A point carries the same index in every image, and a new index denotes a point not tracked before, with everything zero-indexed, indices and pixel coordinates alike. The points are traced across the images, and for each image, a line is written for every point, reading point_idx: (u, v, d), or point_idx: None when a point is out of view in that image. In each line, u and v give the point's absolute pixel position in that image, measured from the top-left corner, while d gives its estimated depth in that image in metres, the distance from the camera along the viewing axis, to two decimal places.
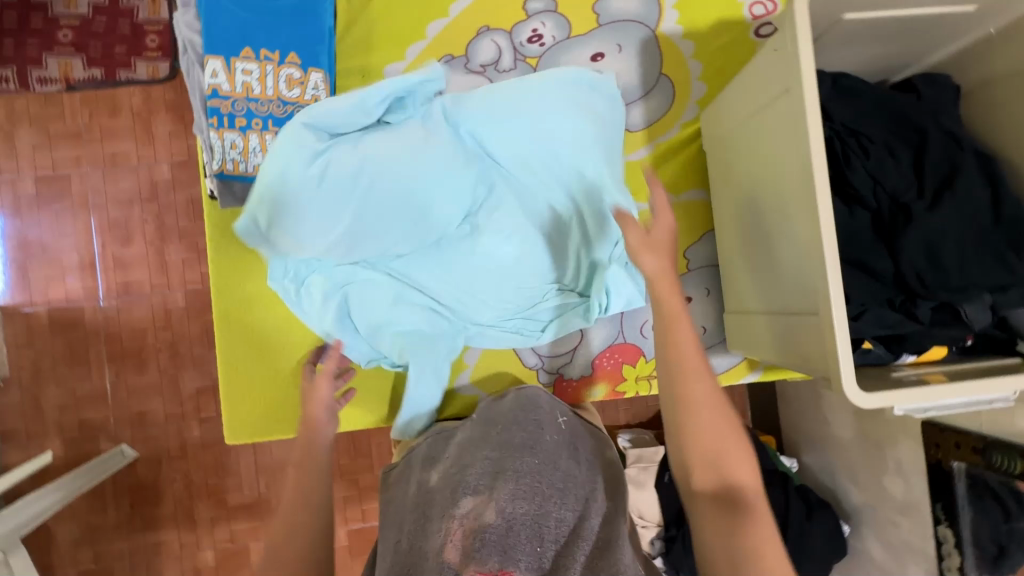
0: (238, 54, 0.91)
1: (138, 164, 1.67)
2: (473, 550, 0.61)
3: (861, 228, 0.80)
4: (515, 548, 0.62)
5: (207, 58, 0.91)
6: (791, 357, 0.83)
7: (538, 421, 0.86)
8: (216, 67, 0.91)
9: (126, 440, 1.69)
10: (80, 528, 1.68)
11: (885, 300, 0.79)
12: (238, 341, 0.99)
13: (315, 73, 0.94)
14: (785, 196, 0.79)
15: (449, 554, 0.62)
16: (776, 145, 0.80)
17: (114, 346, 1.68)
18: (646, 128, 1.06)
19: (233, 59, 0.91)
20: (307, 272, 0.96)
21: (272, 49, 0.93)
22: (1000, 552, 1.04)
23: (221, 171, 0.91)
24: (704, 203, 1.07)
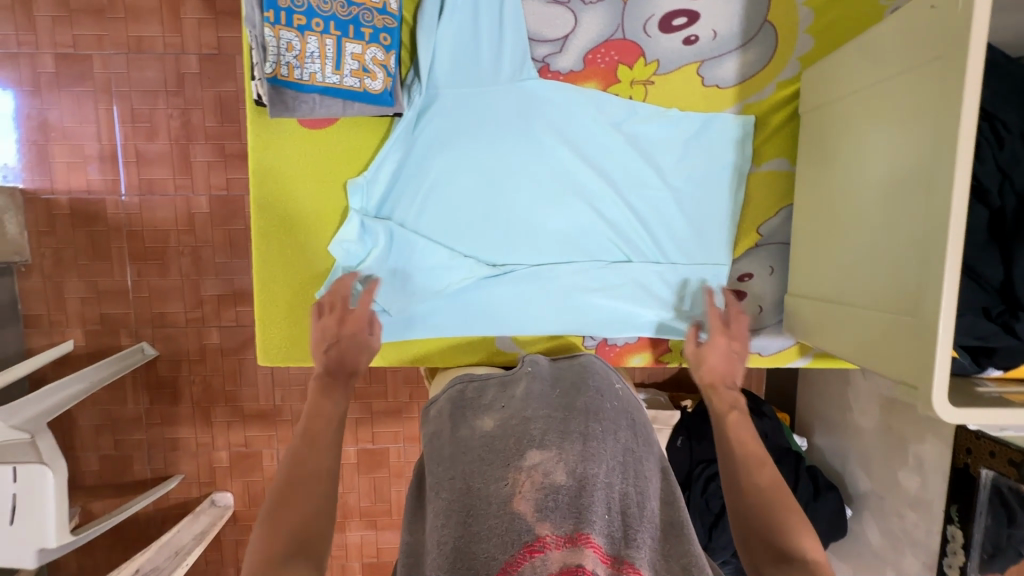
0: None
1: (164, 52, 1.56)
2: (546, 508, 0.63)
3: (976, 226, 0.72)
4: (588, 510, 0.63)
5: None
6: (865, 354, 0.78)
7: (599, 382, 0.84)
8: None
9: (146, 338, 1.70)
10: (101, 415, 1.73)
11: (982, 308, 0.73)
12: (278, 263, 0.95)
13: None
14: (906, 184, 0.71)
15: (521, 505, 0.63)
16: (909, 122, 0.71)
17: (136, 245, 1.65)
18: (738, 85, 0.94)
19: None
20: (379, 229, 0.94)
21: None
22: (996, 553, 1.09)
23: (273, 75, 0.79)
24: (786, 176, 0.98)
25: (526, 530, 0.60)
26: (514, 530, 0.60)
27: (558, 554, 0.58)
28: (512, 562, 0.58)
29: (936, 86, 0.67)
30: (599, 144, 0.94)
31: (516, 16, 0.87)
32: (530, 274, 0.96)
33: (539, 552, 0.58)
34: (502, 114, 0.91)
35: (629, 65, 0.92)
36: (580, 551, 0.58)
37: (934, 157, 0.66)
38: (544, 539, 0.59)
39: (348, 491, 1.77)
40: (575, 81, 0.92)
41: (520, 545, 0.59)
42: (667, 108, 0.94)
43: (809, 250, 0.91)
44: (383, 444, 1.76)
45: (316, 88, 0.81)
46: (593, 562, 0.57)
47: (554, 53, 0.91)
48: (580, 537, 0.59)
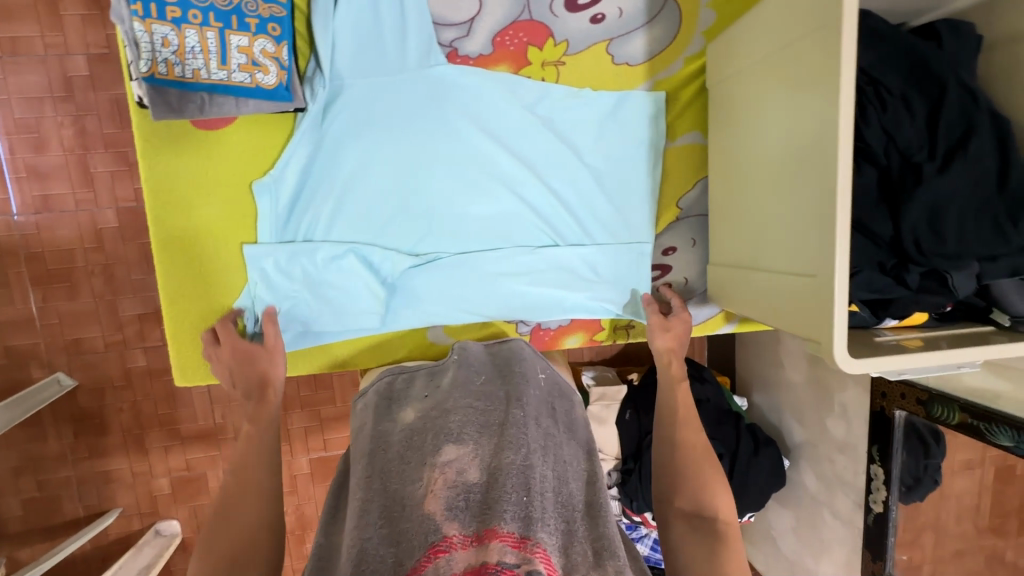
0: None
1: (45, 54, 1.41)
2: (456, 506, 0.61)
3: (867, 186, 0.77)
4: (500, 500, 0.61)
5: None
6: (777, 316, 0.82)
7: (524, 371, 0.86)
8: None
9: (62, 368, 1.57)
10: (19, 456, 1.59)
11: (877, 263, 0.78)
12: (186, 277, 0.89)
13: None
14: (801, 151, 0.75)
15: (431, 504, 0.61)
16: (799, 91, 0.74)
17: (38, 268, 1.51)
18: (647, 62, 0.95)
19: None
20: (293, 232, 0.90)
21: None
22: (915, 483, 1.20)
23: (150, 74, 0.72)
24: (700, 149, 1.00)
25: (433, 528, 0.58)
26: (423, 530, 0.58)
27: (464, 555, 0.55)
28: (416, 565, 0.55)
29: (819, 55, 0.70)
30: (516, 130, 0.93)
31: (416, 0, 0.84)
32: (457, 266, 0.94)
33: (444, 553, 0.55)
34: (413, 105, 0.88)
35: (539, 46, 0.91)
36: (487, 547, 0.55)
37: (822, 124, 0.70)
38: (450, 537, 0.57)
39: (304, 502, 1.72)
40: (485, 65, 0.90)
41: (426, 547, 0.56)
42: (580, 88, 0.94)
43: (725, 220, 0.95)
44: (336, 451, 1.71)
45: (202, 86, 0.74)
46: (500, 554, 0.54)
47: (461, 37, 0.88)
48: (488, 533, 0.57)
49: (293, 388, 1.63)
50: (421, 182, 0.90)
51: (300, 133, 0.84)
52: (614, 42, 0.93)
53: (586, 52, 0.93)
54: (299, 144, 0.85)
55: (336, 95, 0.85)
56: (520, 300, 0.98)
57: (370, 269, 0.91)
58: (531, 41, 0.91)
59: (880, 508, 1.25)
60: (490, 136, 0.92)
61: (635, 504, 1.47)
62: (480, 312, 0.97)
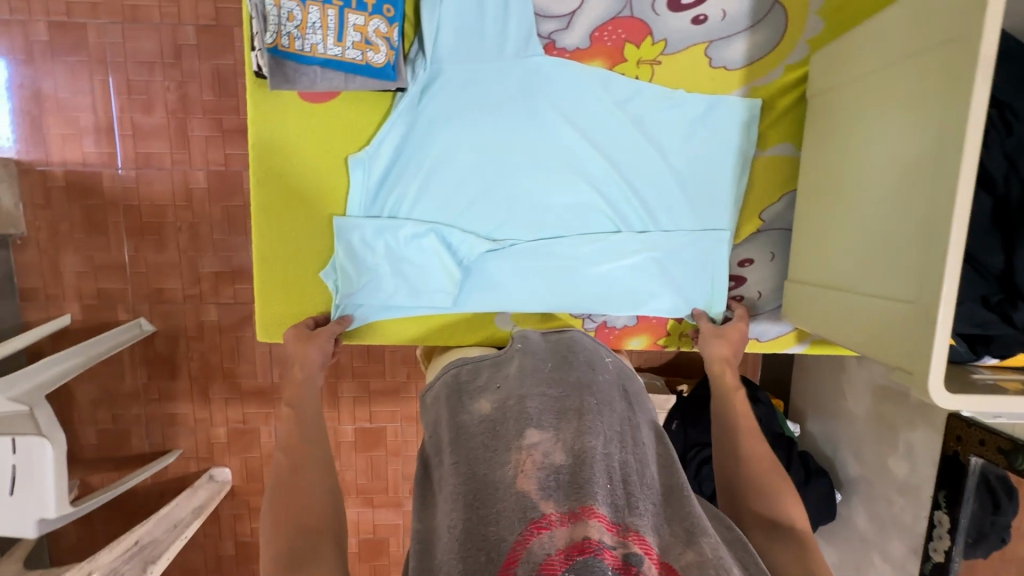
0: None
1: (160, 23, 1.53)
2: (549, 487, 0.64)
3: (979, 215, 0.72)
4: (591, 482, 0.64)
5: None
6: (865, 340, 0.79)
7: (590, 357, 0.87)
8: None
9: (144, 314, 1.69)
10: (99, 390, 1.74)
11: (980, 296, 0.73)
12: (277, 238, 0.94)
13: None
14: (913, 170, 0.71)
15: (525, 484, 0.64)
16: (919, 107, 0.70)
17: (133, 219, 1.63)
18: (746, 67, 0.94)
19: None
20: (382, 207, 0.93)
21: None
22: (979, 536, 1.13)
23: (274, 46, 0.76)
24: (791, 161, 0.97)
25: (531, 508, 0.61)
26: (520, 508, 0.61)
27: (563, 532, 0.59)
28: (519, 540, 0.59)
29: (949, 70, 0.66)
30: (605, 125, 0.93)
31: None
32: (533, 255, 0.96)
33: (545, 529, 0.59)
34: (508, 92, 0.89)
35: (636, 44, 0.91)
36: (585, 524, 0.60)
37: (944, 143, 0.66)
38: (548, 517, 0.61)
39: (345, 468, 1.79)
40: (581, 59, 0.91)
41: (526, 522, 0.60)
42: (673, 89, 0.93)
43: (812, 235, 0.91)
44: (380, 423, 1.78)
45: (317, 61, 0.78)
46: (599, 533, 0.59)
47: (561, 29, 0.89)
48: (583, 512, 0.61)
49: (348, 358, 1.70)
50: (509, 168, 0.92)
51: (399, 112, 0.88)
52: (713, 45, 0.92)
53: (683, 53, 0.92)
54: (397, 123, 0.89)
55: (436, 77, 0.87)
56: (590, 295, 0.98)
57: (449, 248, 0.94)
58: (629, 36, 0.90)
59: (939, 557, 1.18)
60: (578, 129, 0.92)
61: None
62: (548, 302, 0.98)
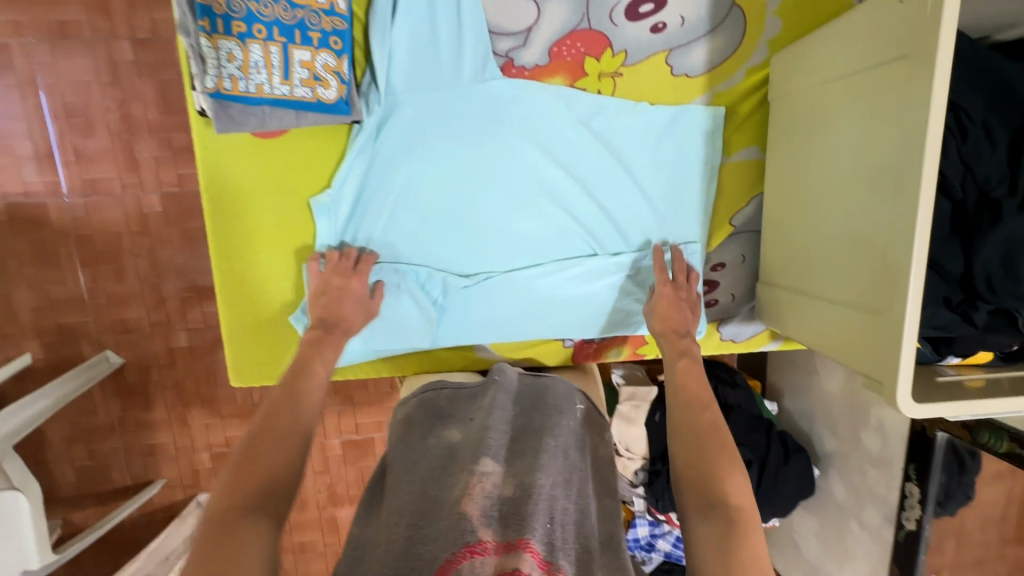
0: None
1: (93, 39, 1.43)
2: (490, 515, 0.62)
3: (939, 220, 0.74)
4: (532, 516, 0.62)
5: None
6: (833, 349, 0.80)
7: (560, 400, 0.88)
8: None
9: (110, 346, 1.63)
10: (72, 427, 1.68)
11: (942, 298, 0.75)
12: (241, 281, 0.91)
13: None
14: (873, 181, 0.72)
15: (468, 505, 0.62)
16: (876, 121, 0.71)
17: (87, 249, 1.56)
18: (707, 73, 0.93)
19: None
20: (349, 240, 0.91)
21: None
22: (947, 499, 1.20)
23: (216, 90, 0.72)
24: (757, 164, 0.98)
25: (468, 528, 0.59)
26: (458, 528, 0.59)
27: (493, 560, 0.56)
28: (451, 558, 0.56)
29: (907, 87, 0.66)
30: (569, 144, 0.93)
31: (475, 10, 0.84)
32: (506, 279, 0.95)
33: (478, 554, 0.56)
34: (469, 115, 0.88)
35: (596, 56, 0.90)
36: (518, 555, 0.56)
37: (902, 157, 0.67)
38: (483, 542, 0.58)
39: (336, 482, 1.78)
40: (541, 76, 0.90)
41: (461, 544, 0.57)
42: (636, 102, 0.93)
43: (778, 240, 0.93)
44: (367, 434, 1.77)
45: (264, 101, 0.74)
46: (529, 566, 0.55)
47: (517, 47, 0.88)
48: (519, 544, 0.58)
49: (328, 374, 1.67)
50: (475, 191, 0.91)
51: (358, 144, 0.85)
52: (673, 54, 0.92)
53: (643, 64, 0.92)
54: (357, 155, 0.86)
55: (393, 106, 0.85)
56: (566, 313, 0.98)
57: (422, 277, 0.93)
58: (587, 50, 0.90)
59: (912, 525, 1.25)
60: (543, 148, 0.92)
61: (660, 503, 1.52)
62: (526, 322, 0.98)
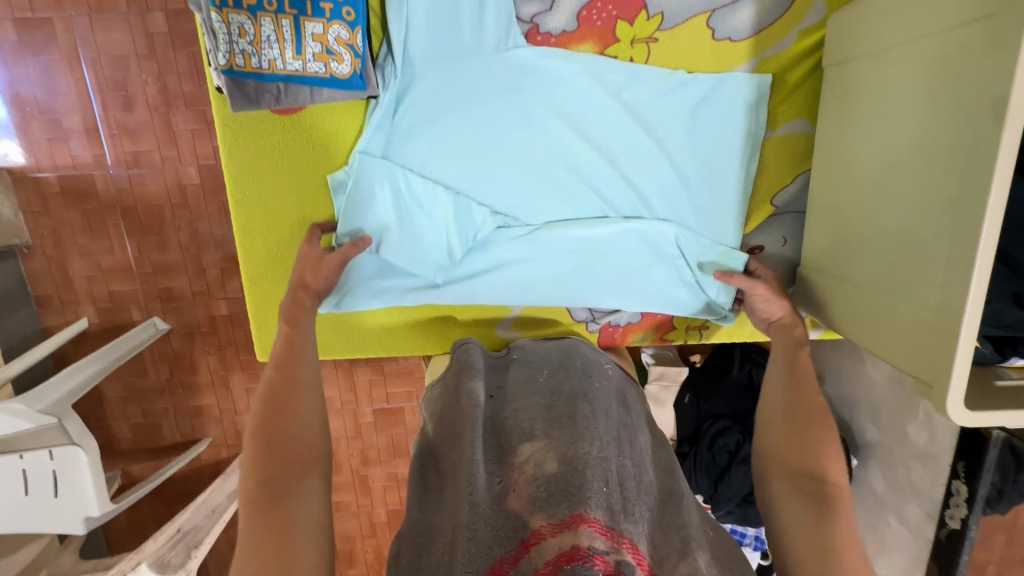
0: None
1: (128, 11, 1.44)
2: (539, 497, 0.62)
3: (1013, 206, 0.66)
4: (583, 488, 0.61)
5: None
6: (879, 345, 0.74)
7: (588, 364, 0.88)
8: None
9: (157, 313, 1.71)
10: (127, 387, 1.80)
11: (1010, 294, 0.67)
12: (265, 259, 0.91)
13: None
14: (940, 160, 0.64)
15: (517, 501, 0.63)
16: (949, 93, 0.62)
17: (133, 221, 1.62)
18: (753, 37, 0.85)
19: None
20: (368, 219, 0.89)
21: None
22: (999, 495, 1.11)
23: (229, 66, 0.69)
24: (804, 138, 0.90)
25: (520, 526, 0.60)
26: (512, 526, 0.60)
27: (553, 541, 0.56)
28: (508, 556, 0.57)
29: (992, 51, 0.57)
30: (598, 118, 0.87)
31: None
32: (529, 260, 0.92)
33: (535, 544, 0.57)
34: (491, 87, 0.83)
35: (629, 21, 0.83)
36: (576, 531, 0.56)
37: (977, 133, 0.59)
38: (539, 531, 0.58)
39: (368, 447, 1.85)
40: (568, 44, 0.83)
41: (516, 540, 0.58)
42: (672, 70, 0.86)
43: (824, 223, 0.85)
44: (398, 404, 1.81)
45: (278, 77, 0.72)
46: (590, 539, 0.55)
47: (542, 12, 0.82)
48: (574, 519, 0.57)
49: None
50: (497, 169, 0.87)
51: (376, 121, 0.82)
52: (716, 14, 0.83)
53: (682, 28, 0.84)
54: (375, 132, 0.83)
55: (412, 80, 0.81)
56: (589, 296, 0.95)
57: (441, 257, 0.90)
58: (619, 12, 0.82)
59: (956, 524, 1.16)
60: (569, 121, 0.86)
61: (687, 486, 1.49)
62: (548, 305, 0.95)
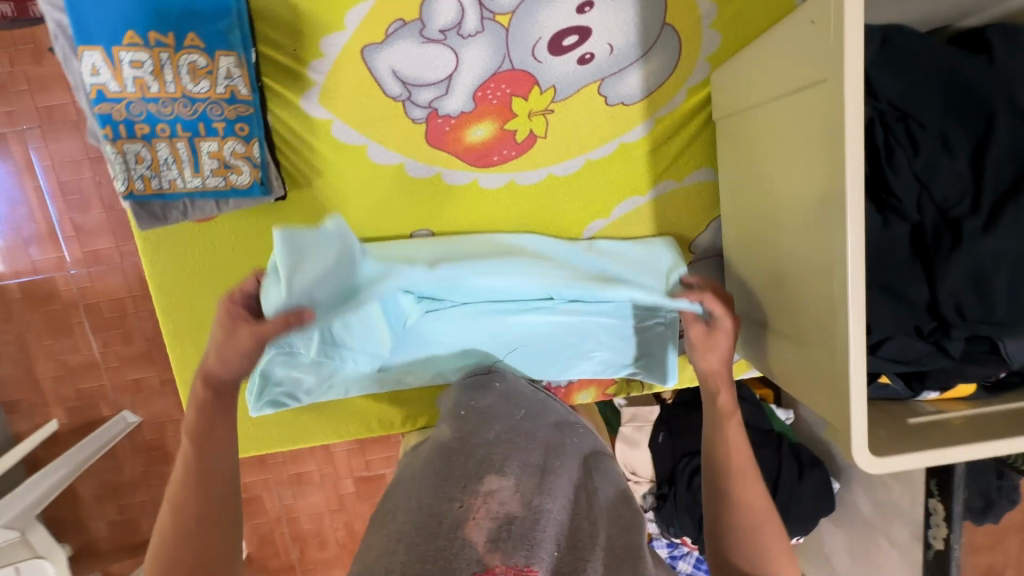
0: (120, 40, 0.67)
1: (78, 122, 1.41)
2: (498, 538, 0.58)
3: (895, 244, 0.67)
4: (539, 544, 0.58)
5: (80, 49, 0.66)
6: (796, 386, 0.75)
7: (559, 420, 0.86)
8: (94, 60, 0.66)
9: (127, 406, 1.62)
10: (101, 485, 1.69)
11: (913, 327, 0.68)
12: (197, 360, 0.92)
13: (225, 55, 0.70)
14: (802, 211, 0.67)
15: (473, 530, 0.58)
16: (799, 147, 0.66)
17: (97, 318, 1.55)
18: (645, 99, 0.88)
19: (114, 48, 0.67)
20: None
21: (164, 28, 0.67)
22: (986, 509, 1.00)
23: (129, 192, 0.72)
24: (711, 185, 0.93)
25: (476, 559, 0.54)
26: (465, 556, 0.54)
27: None
28: None
29: (821, 110, 0.61)
30: (505, 190, 0.91)
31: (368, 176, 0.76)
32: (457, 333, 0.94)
33: None
34: (387, 175, 0.87)
35: (523, 96, 0.86)
36: None
37: (826, 187, 0.61)
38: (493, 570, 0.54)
39: (354, 517, 1.77)
40: (468, 123, 0.87)
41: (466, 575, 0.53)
42: (570, 138, 0.89)
43: (739, 267, 0.87)
44: (378, 469, 1.75)
45: (181, 195, 0.75)
46: None
47: (440, 96, 0.85)
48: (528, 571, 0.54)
49: None
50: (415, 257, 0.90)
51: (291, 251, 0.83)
52: (610, 80, 0.87)
53: (576, 99, 0.88)
54: None
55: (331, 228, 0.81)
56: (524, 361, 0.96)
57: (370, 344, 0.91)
58: (514, 93, 0.86)
59: (939, 545, 1.04)
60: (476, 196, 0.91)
61: (672, 528, 1.46)
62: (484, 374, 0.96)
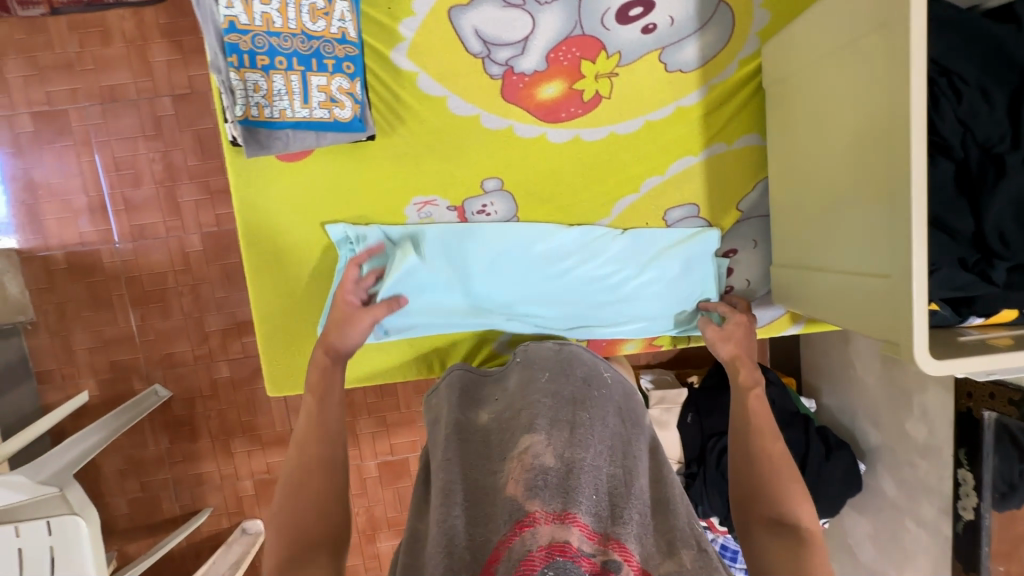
0: None
1: (138, 98, 1.39)
2: (536, 486, 0.59)
3: (946, 180, 0.74)
4: (576, 489, 0.60)
5: None
6: (844, 317, 0.82)
7: (588, 371, 0.85)
8: None
9: (158, 379, 1.52)
10: (124, 460, 1.55)
11: (958, 259, 0.75)
12: (275, 295, 0.98)
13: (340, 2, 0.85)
14: (861, 150, 0.75)
15: (512, 487, 0.60)
16: (861, 92, 0.74)
17: (136, 290, 1.47)
18: (701, 67, 0.97)
19: None
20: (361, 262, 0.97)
21: None
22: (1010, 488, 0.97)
23: (244, 117, 0.84)
24: (759, 149, 1.01)
25: (517, 510, 0.57)
26: (507, 511, 0.57)
27: (546, 530, 0.55)
28: (502, 540, 0.55)
29: (884, 55, 0.69)
30: (570, 146, 0.98)
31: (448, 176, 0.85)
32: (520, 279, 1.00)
33: (529, 527, 0.55)
34: (463, 126, 0.95)
35: (591, 59, 0.95)
36: (569, 528, 0.55)
37: (890, 122, 0.69)
38: (534, 515, 0.56)
39: (374, 503, 1.71)
40: (540, 80, 0.95)
41: (510, 523, 0.56)
42: (631, 99, 0.97)
43: (786, 219, 0.95)
44: (402, 454, 1.70)
45: (287, 124, 0.87)
46: (578, 540, 0.55)
47: (516, 55, 0.93)
48: (568, 515, 0.56)
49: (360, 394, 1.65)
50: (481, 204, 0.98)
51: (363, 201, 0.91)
52: (669, 48, 0.96)
53: (637, 65, 0.96)
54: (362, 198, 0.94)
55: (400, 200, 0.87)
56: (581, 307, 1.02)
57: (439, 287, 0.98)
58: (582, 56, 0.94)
59: (970, 515, 1.02)
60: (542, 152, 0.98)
61: (700, 507, 1.45)
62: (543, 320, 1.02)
